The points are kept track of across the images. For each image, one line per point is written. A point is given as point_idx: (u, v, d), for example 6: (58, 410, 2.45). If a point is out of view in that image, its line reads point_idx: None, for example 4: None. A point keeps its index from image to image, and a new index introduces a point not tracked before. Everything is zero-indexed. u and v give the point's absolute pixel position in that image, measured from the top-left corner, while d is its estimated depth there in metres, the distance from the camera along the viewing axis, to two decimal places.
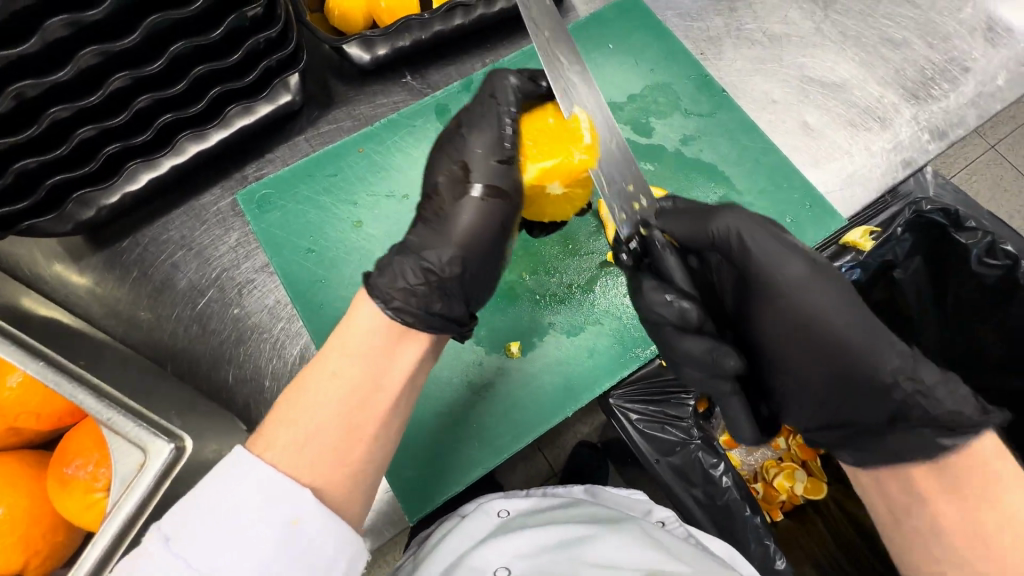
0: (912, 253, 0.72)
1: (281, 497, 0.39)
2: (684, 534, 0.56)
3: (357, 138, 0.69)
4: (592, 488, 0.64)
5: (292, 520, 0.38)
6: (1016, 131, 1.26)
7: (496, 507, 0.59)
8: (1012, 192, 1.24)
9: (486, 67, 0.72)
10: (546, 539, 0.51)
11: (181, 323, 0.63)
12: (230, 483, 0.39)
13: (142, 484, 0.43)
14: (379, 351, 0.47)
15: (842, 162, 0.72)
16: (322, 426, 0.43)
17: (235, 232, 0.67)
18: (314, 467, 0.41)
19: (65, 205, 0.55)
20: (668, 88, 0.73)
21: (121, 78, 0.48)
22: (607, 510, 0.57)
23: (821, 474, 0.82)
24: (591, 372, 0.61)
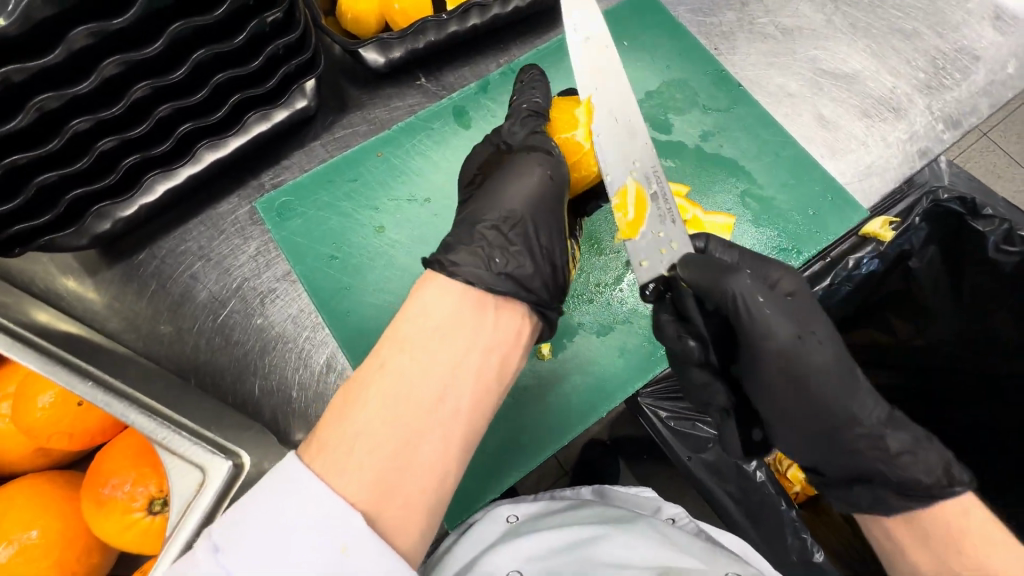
0: (927, 242, 0.73)
1: (333, 516, 0.38)
2: (695, 530, 0.56)
3: (375, 142, 0.68)
4: (601, 489, 0.63)
5: (341, 547, 0.37)
6: (1007, 118, 1.28)
7: (503, 512, 0.57)
8: (1006, 178, 1.25)
9: (502, 67, 0.72)
10: (553, 544, 0.51)
11: (203, 335, 0.62)
12: (281, 497, 0.38)
13: (201, 503, 0.42)
14: (437, 347, 0.45)
15: (859, 153, 0.73)
16: (370, 431, 0.41)
17: (253, 241, 0.66)
18: (365, 478, 0.40)
19: (85, 218, 0.54)
20: (683, 83, 0.72)
21: (143, 88, 0.47)
22: (617, 509, 0.57)
23: None
24: (623, 372, 0.60)
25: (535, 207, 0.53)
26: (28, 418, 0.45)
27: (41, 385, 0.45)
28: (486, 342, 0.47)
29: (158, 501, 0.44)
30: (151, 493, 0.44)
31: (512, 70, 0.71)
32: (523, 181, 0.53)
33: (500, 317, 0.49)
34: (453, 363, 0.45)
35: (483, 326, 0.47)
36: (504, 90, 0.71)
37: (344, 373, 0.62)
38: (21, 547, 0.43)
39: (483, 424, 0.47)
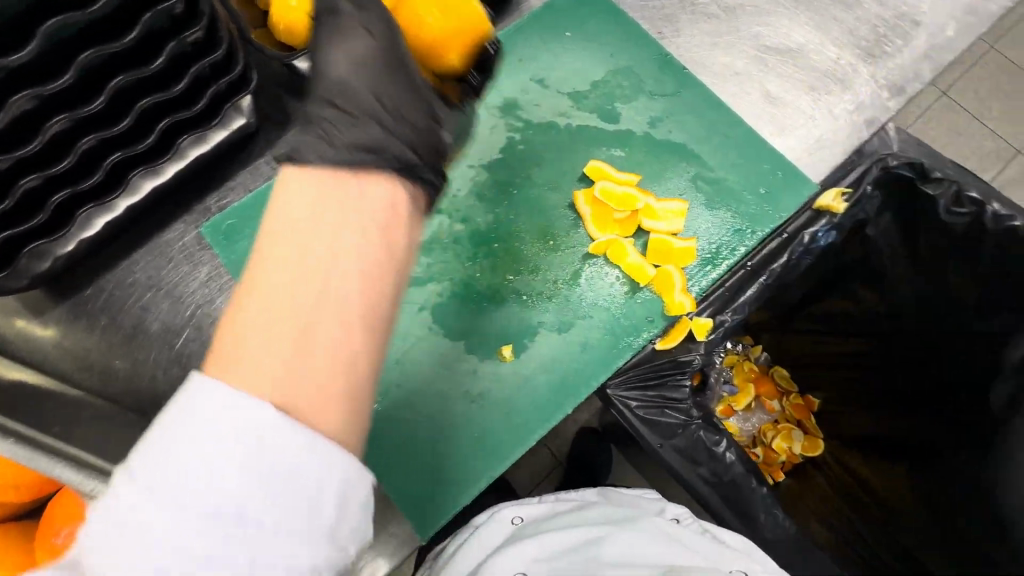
0: (881, 211, 0.74)
1: (244, 421, 0.31)
2: (701, 529, 0.56)
3: None
4: (606, 488, 0.64)
5: (254, 436, 0.31)
6: (965, 75, 1.30)
7: (508, 515, 0.62)
8: (967, 135, 1.27)
9: None
10: (556, 545, 0.55)
11: (160, 367, 0.61)
12: (189, 410, 0.31)
13: None
14: (318, 218, 0.34)
15: (807, 127, 0.73)
16: (251, 325, 0.32)
17: (204, 266, 0.64)
18: (266, 373, 0.32)
19: (18, 259, 0.53)
20: (629, 70, 0.71)
21: (59, 121, 0.45)
22: (618, 507, 0.60)
23: (816, 432, 0.91)
24: (586, 366, 0.59)
25: (362, 74, 0.48)
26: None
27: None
28: (363, 209, 0.36)
29: None
30: None
31: None
32: (344, 49, 0.48)
33: (369, 186, 0.38)
34: (339, 232, 0.35)
35: (358, 194, 0.37)
36: None
37: None
38: None
39: (395, 295, 0.37)
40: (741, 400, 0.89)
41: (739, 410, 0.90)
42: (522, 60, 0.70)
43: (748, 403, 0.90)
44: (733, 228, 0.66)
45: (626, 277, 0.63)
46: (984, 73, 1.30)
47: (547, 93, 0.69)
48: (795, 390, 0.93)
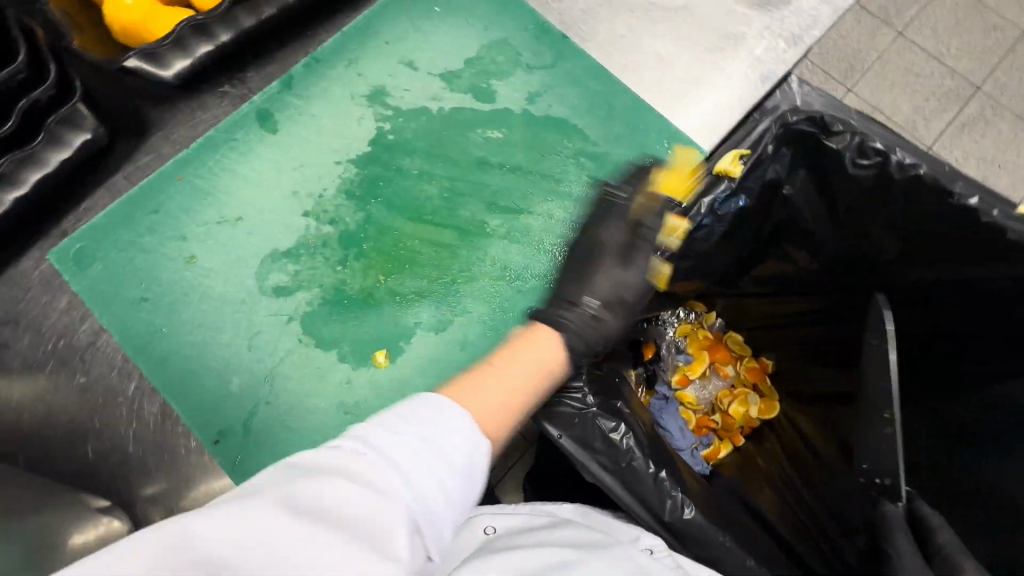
0: (793, 168, 0.69)
1: (462, 455, 0.35)
2: (673, 564, 0.52)
3: (175, 165, 0.61)
4: (585, 509, 0.60)
5: (470, 460, 0.35)
6: (920, 14, 1.25)
7: (481, 523, 0.57)
8: (925, 75, 1.22)
9: (305, 58, 0.66)
10: (536, 558, 0.47)
11: (23, 404, 0.57)
12: (420, 418, 0.35)
13: None
14: (531, 356, 0.47)
15: (702, 87, 0.68)
16: (493, 392, 0.42)
17: (64, 295, 0.61)
18: (489, 405, 0.41)
19: None
20: (504, 43, 0.67)
21: None
22: (597, 535, 0.54)
23: (772, 393, 0.87)
24: (465, 365, 0.56)
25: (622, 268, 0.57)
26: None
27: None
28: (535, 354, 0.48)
29: None
30: None
31: (315, 60, 0.65)
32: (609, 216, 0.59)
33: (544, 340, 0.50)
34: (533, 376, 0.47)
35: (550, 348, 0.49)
36: (310, 85, 0.64)
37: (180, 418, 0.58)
38: None
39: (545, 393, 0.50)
40: (696, 367, 0.83)
41: (695, 378, 0.84)
42: (388, 42, 0.66)
43: (703, 371, 0.84)
44: (621, 204, 0.62)
45: (511, 268, 0.60)
46: (941, 10, 1.25)
47: (416, 76, 0.65)
48: (749, 353, 0.88)
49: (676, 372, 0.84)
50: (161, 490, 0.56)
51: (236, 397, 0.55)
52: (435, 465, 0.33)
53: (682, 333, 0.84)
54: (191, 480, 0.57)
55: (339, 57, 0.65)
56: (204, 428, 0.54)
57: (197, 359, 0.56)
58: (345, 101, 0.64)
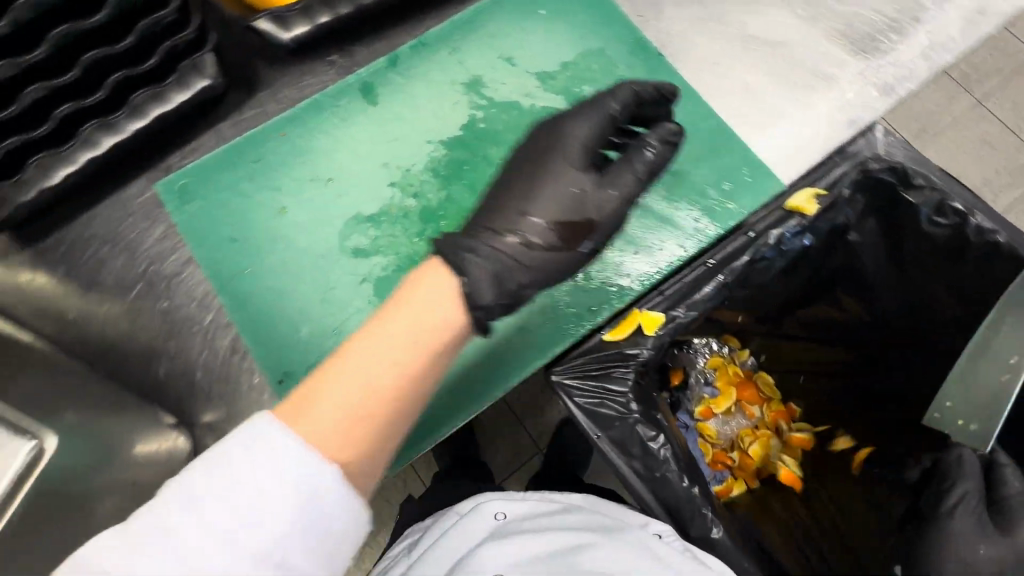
0: (863, 215, 0.70)
1: (308, 466, 0.38)
2: (681, 547, 0.56)
3: (278, 122, 0.65)
4: (593, 496, 0.65)
5: (312, 496, 0.38)
6: (1003, 85, 1.23)
7: (492, 509, 0.63)
8: (999, 147, 1.20)
9: (413, 40, 0.69)
10: (539, 548, 0.55)
11: (112, 318, 0.62)
12: (245, 454, 0.38)
13: (9, 472, 0.48)
14: (414, 314, 0.44)
15: (787, 123, 0.69)
16: (344, 399, 0.40)
17: (160, 224, 0.65)
18: (325, 425, 0.39)
19: None
20: (602, 53, 0.69)
21: (36, 90, 0.53)
22: (604, 516, 0.60)
23: (795, 439, 0.83)
24: (523, 349, 0.59)
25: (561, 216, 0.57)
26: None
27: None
28: (438, 300, 0.45)
29: None
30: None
31: (423, 43, 0.69)
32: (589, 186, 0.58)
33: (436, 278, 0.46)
34: (416, 347, 0.43)
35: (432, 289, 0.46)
36: (414, 65, 0.68)
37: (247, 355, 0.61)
38: None
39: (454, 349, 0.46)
40: (723, 403, 0.81)
41: (719, 414, 0.81)
42: (491, 36, 0.69)
43: (728, 407, 0.81)
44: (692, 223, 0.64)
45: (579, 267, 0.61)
46: None
47: (514, 72, 0.68)
48: (776, 395, 0.84)
49: (699, 404, 0.81)
50: (216, 419, 0.60)
51: (303, 343, 0.58)
52: (248, 510, 0.37)
53: (713, 365, 0.81)
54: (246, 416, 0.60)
55: (444, 44, 0.69)
56: (271, 367, 0.58)
57: (273, 302, 0.59)
58: (444, 85, 0.67)
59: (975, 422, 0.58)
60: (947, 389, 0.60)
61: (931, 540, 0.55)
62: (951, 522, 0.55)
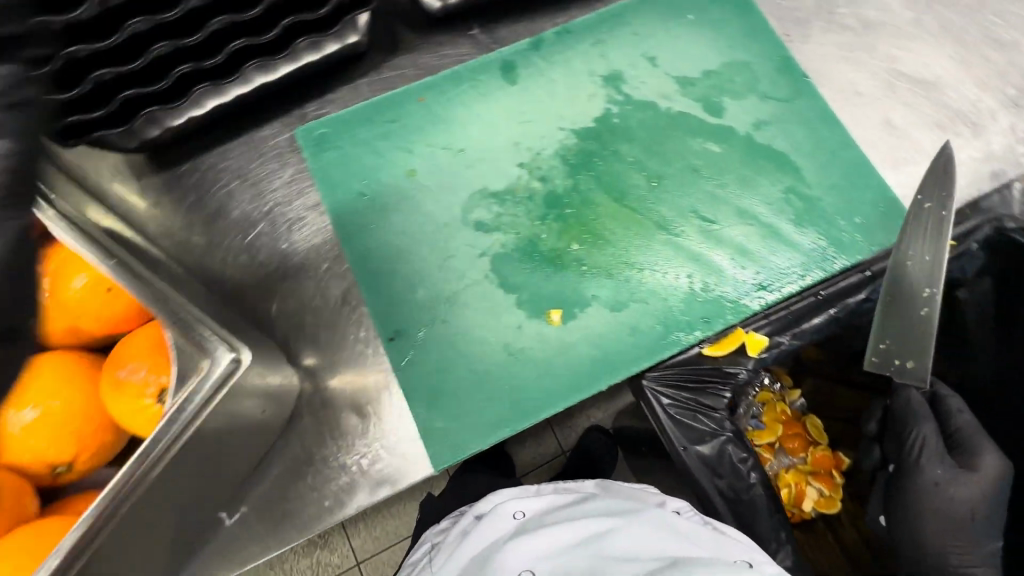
0: (981, 273, 0.66)
1: None
2: (700, 519, 0.57)
3: (419, 87, 0.67)
4: (606, 481, 0.65)
5: None
6: None
7: (509, 509, 0.61)
8: None
9: (558, 27, 0.69)
10: (560, 540, 0.55)
11: (231, 251, 0.64)
12: None
13: (203, 387, 0.44)
14: None
15: (924, 166, 0.67)
16: None
17: (290, 167, 0.67)
18: None
19: (114, 104, 0.54)
20: (745, 65, 0.68)
21: (220, 22, 0.52)
22: (622, 500, 0.60)
23: (836, 490, 0.76)
24: (630, 349, 0.58)
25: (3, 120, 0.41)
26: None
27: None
28: None
29: (166, 393, 0.45)
30: (161, 384, 0.45)
31: (568, 31, 0.69)
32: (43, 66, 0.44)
33: None
34: None
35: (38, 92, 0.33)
36: (557, 51, 0.68)
37: (356, 309, 0.61)
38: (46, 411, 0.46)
39: None
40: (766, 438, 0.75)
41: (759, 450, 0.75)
42: (637, 33, 0.69)
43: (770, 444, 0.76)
44: (816, 251, 0.62)
45: (695, 275, 0.61)
46: None
47: (655, 72, 0.67)
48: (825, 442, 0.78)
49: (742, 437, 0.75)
50: (317, 364, 0.60)
51: (418, 304, 0.59)
52: None
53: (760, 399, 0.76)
54: (344, 366, 0.60)
55: (589, 34, 0.69)
56: (384, 323, 0.59)
57: (393, 260, 0.61)
58: (583, 75, 0.68)
59: (912, 360, 0.57)
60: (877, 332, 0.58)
61: (910, 490, 0.65)
62: (926, 471, 0.65)
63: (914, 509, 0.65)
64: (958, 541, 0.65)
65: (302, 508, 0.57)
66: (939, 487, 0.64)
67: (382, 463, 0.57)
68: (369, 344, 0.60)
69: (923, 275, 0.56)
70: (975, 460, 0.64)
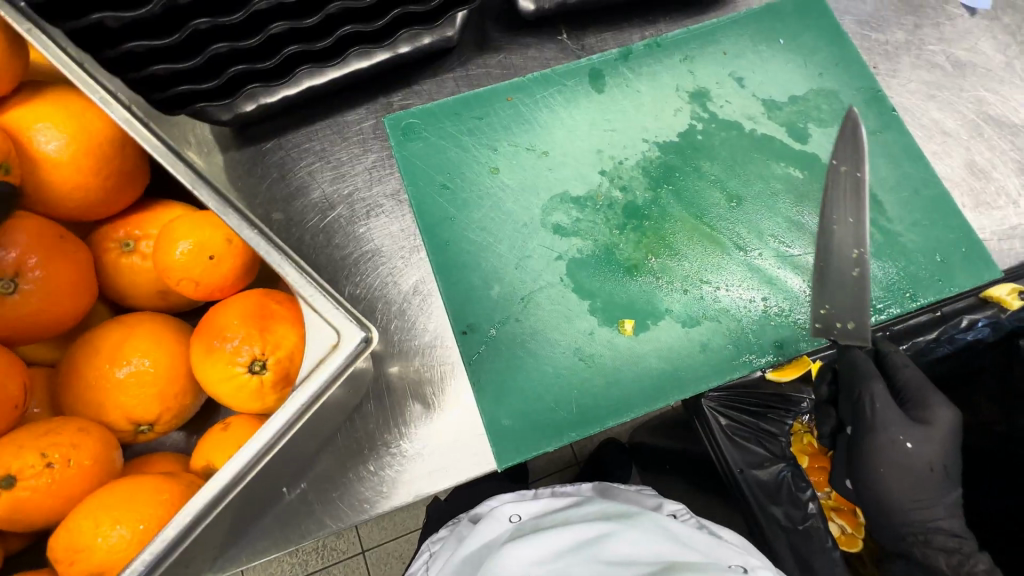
0: None
1: None
2: (698, 525, 0.60)
3: (507, 87, 0.67)
4: (603, 486, 0.71)
5: None
6: None
7: (507, 512, 0.64)
8: None
9: (648, 39, 0.70)
10: (554, 546, 0.55)
11: (308, 231, 0.65)
12: None
13: (332, 364, 0.44)
14: None
15: (1006, 211, 0.66)
16: None
17: (372, 154, 0.68)
18: None
19: (224, 77, 0.55)
20: (832, 94, 0.68)
21: (337, 7, 0.52)
22: (616, 505, 0.62)
23: (859, 529, 0.74)
24: (700, 367, 0.58)
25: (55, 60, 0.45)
26: (110, 259, 0.49)
27: (33, 118, 0.45)
28: None
29: (259, 362, 0.45)
30: (253, 353, 0.45)
31: (658, 44, 0.69)
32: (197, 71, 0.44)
33: None
34: None
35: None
36: (646, 64, 0.69)
37: (428, 298, 0.63)
38: (136, 371, 0.46)
39: None
40: None
41: None
42: (726, 53, 0.69)
43: None
44: (897, 285, 0.61)
45: (772, 298, 0.60)
46: None
47: (741, 93, 0.68)
48: None
49: None
50: (384, 351, 0.60)
51: (492, 302, 0.60)
52: None
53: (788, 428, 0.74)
54: (413, 354, 0.60)
55: (679, 50, 0.69)
56: (457, 317, 0.60)
57: (470, 255, 0.62)
58: (670, 89, 0.68)
59: (852, 322, 0.56)
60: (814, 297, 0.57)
61: (868, 452, 0.60)
62: (883, 431, 0.59)
63: (873, 468, 0.60)
64: (920, 496, 0.61)
65: (360, 491, 0.57)
66: (895, 446, 0.59)
67: (441, 454, 0.57)
68: (444, 336, 0.61)
69: (851, 237, 0.55)
70: (926, 412, 0.60)
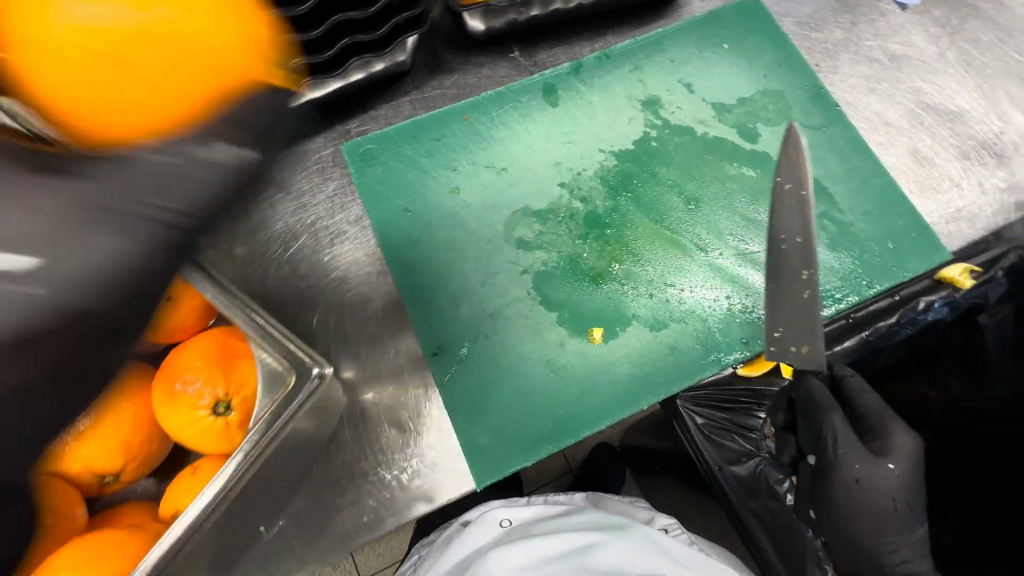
0: (1003, 300, 0.68)
1: None
2: (688, 540, 0.64)
3: (462, 107, 0.69)
4: (594, 496, 0.73)
5: None
6: None
7: (497, 516, 0.67)
8: None
9: (597, 52, 0.72)
10: (543, 553, 0.62)
11: (271, 264, 0.64)
12: None
13: (291, 400, 0.47)
14: None
15: (951, 194, 0.69)
16: None
17: (333, 181, 0.68)
18: None
19: None
20: (778, 94, 0.70)
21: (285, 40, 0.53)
22: (606, 517, 0.67)
23: None
24: (671, 369, 0.59)
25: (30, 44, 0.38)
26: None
27: None
28: None
29: (225, 404, 0.45)
30: (218, 396, 0.45)
31: (607, 57, 0.71)
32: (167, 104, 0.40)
33: None
34: None
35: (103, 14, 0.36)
36: (597, 76, 0.70)
37: (397, 321, 0.62)
38: (95, 423, 0.45)
39: None
40: None
41: None
42: (674, 61, 0.71)
43: None
44: (852, 273, 0.63)
45: (735, 295, 0.62)
46: None
47: (691, 99, 0.70)
48: None
49: None
50: (356, 378, 0.60)
51: (461, 321, 0.60)
52: None
53: None
54: (386, 379, 0.60)
55: (627, 61, 0.71)
56: (427, 338, 0.60)
57: (437, 275, 0.62)
58: (622, 99, 0.69)
59: (807, 345, 0.53)
60: (767, 320, 0.55)
61: (831, 488, 0.60)
62: (847, 467, 0.60)
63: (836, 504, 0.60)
64: (889, 536, 0.60)
65: (340, 523, 0.56)
66: (860, 483, 0.59)
67: (420, 477, 0.57)
68: (413, 356, 0.60)
69: (800, 259, 0.54)
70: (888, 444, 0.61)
